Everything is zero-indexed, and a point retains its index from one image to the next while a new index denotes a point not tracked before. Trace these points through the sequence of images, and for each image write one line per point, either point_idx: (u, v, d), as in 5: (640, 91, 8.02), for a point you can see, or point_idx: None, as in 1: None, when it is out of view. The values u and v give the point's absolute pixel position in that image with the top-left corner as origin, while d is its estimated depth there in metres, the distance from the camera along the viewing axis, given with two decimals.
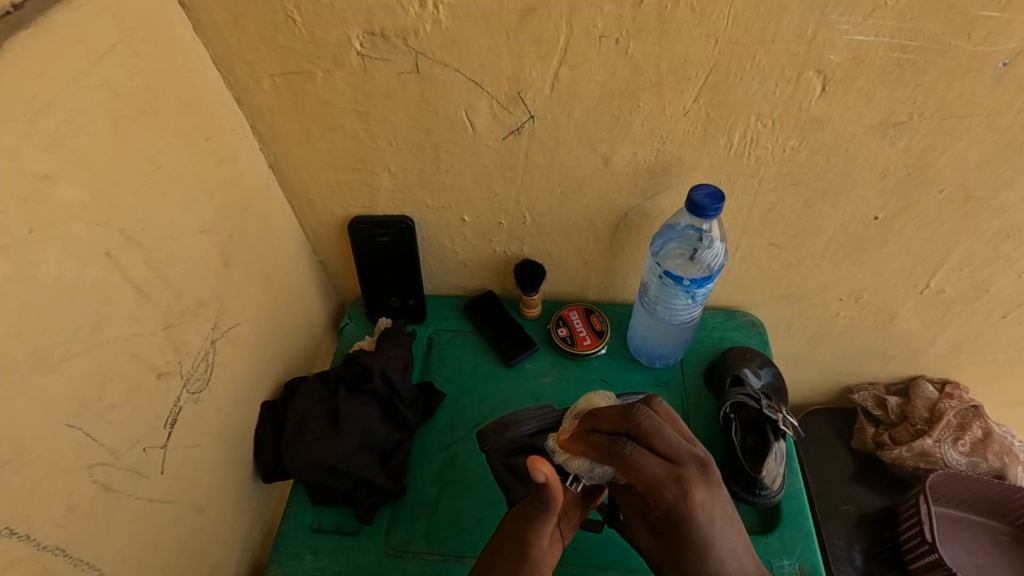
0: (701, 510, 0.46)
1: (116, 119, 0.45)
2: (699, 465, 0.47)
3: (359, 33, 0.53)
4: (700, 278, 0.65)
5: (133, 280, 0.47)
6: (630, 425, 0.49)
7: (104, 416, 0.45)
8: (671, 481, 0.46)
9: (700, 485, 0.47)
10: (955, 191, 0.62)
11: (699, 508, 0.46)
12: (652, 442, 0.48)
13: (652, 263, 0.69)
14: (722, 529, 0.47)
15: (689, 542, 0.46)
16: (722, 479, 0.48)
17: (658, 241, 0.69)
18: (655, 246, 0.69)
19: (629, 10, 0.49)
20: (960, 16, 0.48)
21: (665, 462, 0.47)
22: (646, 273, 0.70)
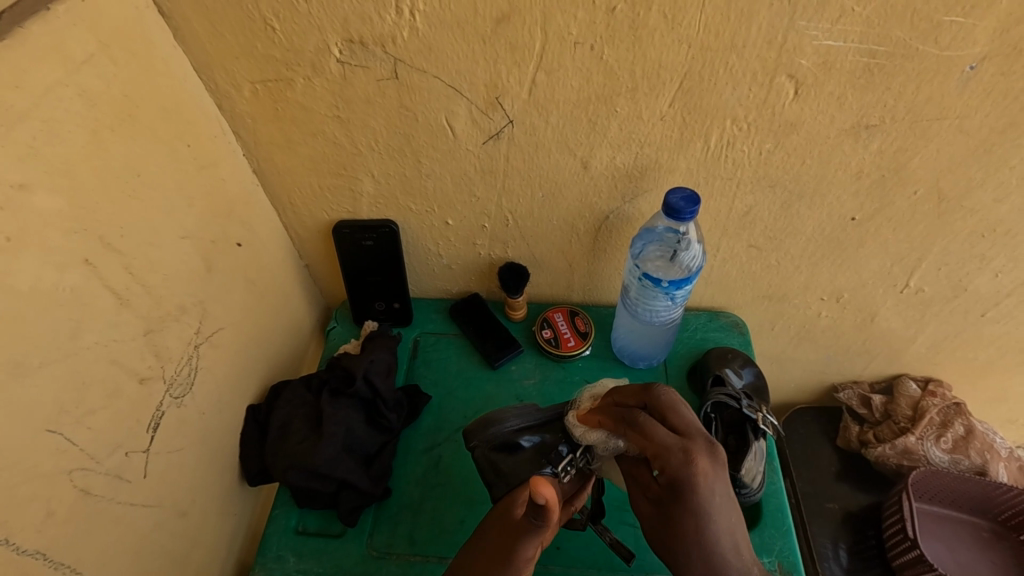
0: (703, 481, 0.48)
1: (94, 128, 0.45)
2: (707, 441, 0.49)
3: (337, 41, 0.53)
4: (679, 279, 0.66)
5: (112, 286, 0.48)
6: (650, 398, 0.52)
7: (83, 422, 0.45)
8: (682, 447, 0.48)
9: (705, 457, 0.48)
10: (929, 192, 0.63)
11: (701, 478, 0.48)
12: (669, 416, 0.51)
13: (632, 266, 0.70)
14: (722, 507, 0.49)
15: (688, 513, 0.48)
16: (727, 460, 0.49)
17: (638, 243, 0.70)
18: (636, 248, 0.70)
19: (602, 17, 0.50)
20: (925, 21, 0.48)
21: (678, 435, 0.49)
22: (628, 275, 0.71)
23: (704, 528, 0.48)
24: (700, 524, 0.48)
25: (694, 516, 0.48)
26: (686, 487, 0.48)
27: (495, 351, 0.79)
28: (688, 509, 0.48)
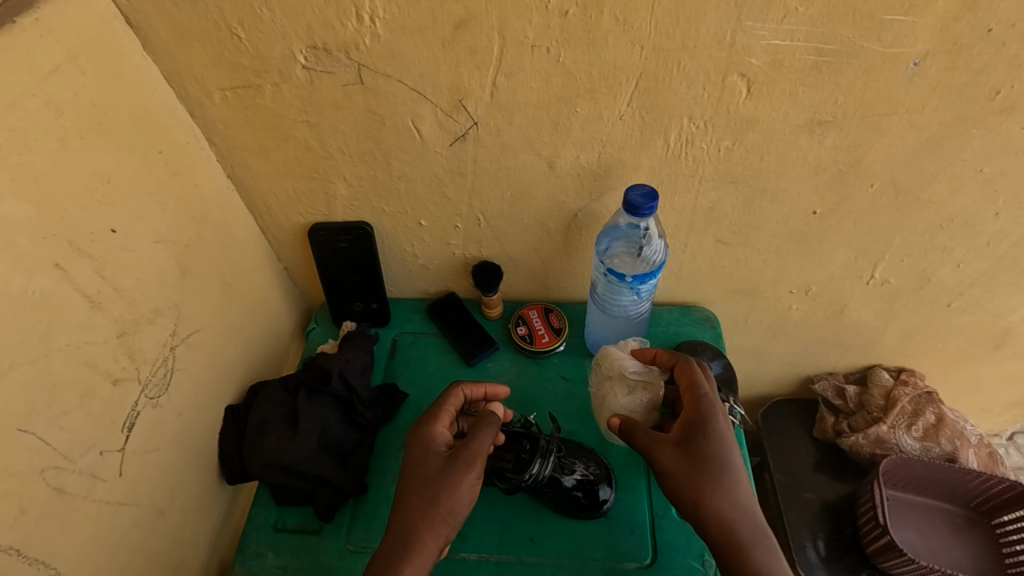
0: (722, 414, 0.62)
1: (63, 136, 0.47)
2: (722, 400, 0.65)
3: (301, 48, 0.55)
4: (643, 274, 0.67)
5: (84, 290, 0.49)
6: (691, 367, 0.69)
7: (57, 421, 0.47)
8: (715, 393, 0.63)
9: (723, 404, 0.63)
10: (886, 185, 0.65)
11: (723, 415, 0.62)
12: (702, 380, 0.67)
13: (598, 264, 0.72)
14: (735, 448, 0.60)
15: (710, 439, 0.59)
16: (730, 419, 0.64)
17: (604, 241, 0.71)
18: (603, 245, 0.72)
19: (556, 21, 0.51)
20: (868, 20, 0.50)
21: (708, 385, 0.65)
22: (595, 274, 0.73)
23: (719, 459, 0.58)
24: (713, 458, 0.58)
25: (714, 447, 0.59)
26: (710, 427, 0.60)
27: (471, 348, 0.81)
28: (706, 443, 0.59)
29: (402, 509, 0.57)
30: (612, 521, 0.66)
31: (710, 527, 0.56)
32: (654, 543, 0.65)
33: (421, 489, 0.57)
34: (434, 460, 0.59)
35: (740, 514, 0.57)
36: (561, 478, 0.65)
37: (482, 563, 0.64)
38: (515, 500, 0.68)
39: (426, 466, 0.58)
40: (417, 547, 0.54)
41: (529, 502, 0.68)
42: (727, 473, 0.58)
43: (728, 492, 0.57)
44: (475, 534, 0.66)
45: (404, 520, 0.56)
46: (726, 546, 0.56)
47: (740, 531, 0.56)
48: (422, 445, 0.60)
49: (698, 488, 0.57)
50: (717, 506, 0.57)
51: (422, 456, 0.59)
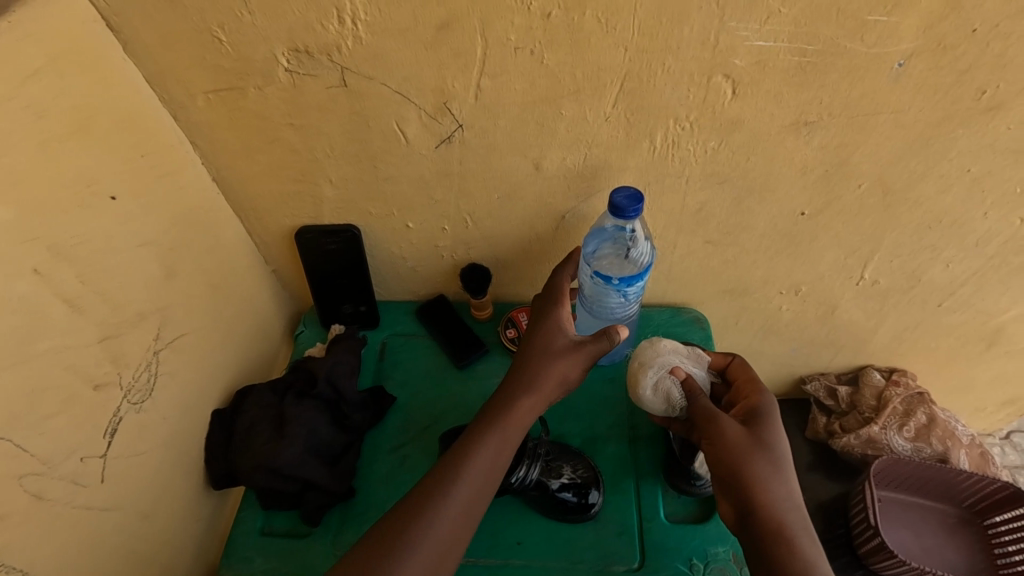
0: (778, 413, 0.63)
1: (42, 140, 0.47)
2: None
3: (284, 50, 0.55)
4: (629, 277, 0.66)
5: (64, 295, 0.49)
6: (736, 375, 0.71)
7: (37, 427, 0.47)
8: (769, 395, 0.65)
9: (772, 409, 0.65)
10: (873, 185, 0.65)
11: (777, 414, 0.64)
12: None
13: (584, 265, 0.71)
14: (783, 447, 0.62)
15: (772, 426, 0.60)
16: None
17: (590, 243, 0.71)
18: (589, 247, 0.71)
19: (539, 22, 0.51)
20: (851, 20, 0.50)
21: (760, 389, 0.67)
22: (580, 275, 0.72)
23: (779, 447, 0.59)
24: (773, 445, 0.59)
25: (776, 436, 0.60)
26: (772, 417, 0.62)
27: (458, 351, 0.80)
28: (767, 428, 0.60)
29: (521, 374, 0.65)
30: (600, 524, 0.66)
31: (759, 507, 0.56)
32: (642, 547, 0.65)
33: (548, 361, 0.65)
34: (562, 338, 0.66)
35: (788, 505, 0.56)
36: (547, 481, 0.66)
37: (470, 566, 0.64)
38: (503, 504, 0.68)
39: (552, 343, 0.66)
40: (525, 404, 0.62)
41: (516, 506, 0.68)
42: (785, 464, 0.58)
43: (781, 481, 0.57)
44: None
45: (520, 385, 0.64)
46: (769, 530, 0.54)
47: (787, 521, 0.55)
48: (550, 323, 0.67)
49: (756, 465, 0.57)
50: (773, 488, 0.56)
51: (546, 330, 0.67)
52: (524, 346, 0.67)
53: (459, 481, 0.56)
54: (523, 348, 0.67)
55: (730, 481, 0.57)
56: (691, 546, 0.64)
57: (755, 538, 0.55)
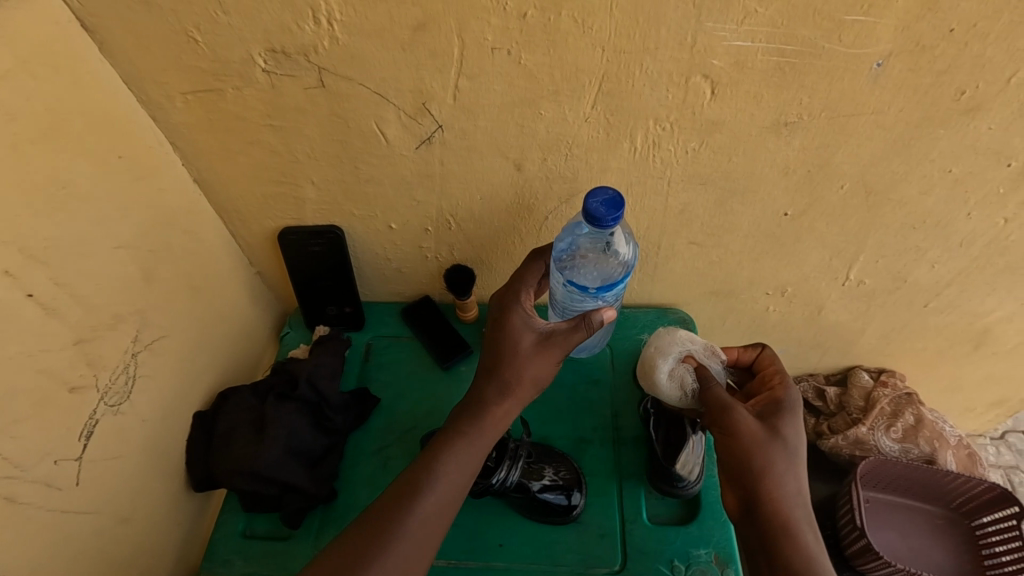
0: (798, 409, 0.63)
1: (13, 142, 0.46)
2: None
3: (261, 51, 0.54)
4: (606, 285, 0.67)
5: (36, 297, 0.48)
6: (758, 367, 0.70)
7: (8, 430, 0.46)
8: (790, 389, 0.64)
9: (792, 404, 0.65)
10: (856, 186, 0.64)
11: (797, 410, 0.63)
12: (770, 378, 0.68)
13: (557, 266, 0.69)
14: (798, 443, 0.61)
15: (792, 422, 0.60)
16: None
17: (563, 241, 0.68)
18: (563, 245, 0.68)
19: (515, 23, 0.51)
20: (828, 21, 0.49)
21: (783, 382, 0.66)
22: (553, 277, 0.70)
23: (795, 442, 0.58)
24: (788, 439, 0.58)
25: (792, 430, 0.59)
26: (793, 411, 0.61)
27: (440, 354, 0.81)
28: (785, 422, 0.59)
29: (489, 379, 0.63)
30: (582, 526, 0.66)
31: (766, 499, 0.56)
32: (624, 548, 0.65)
33: (516, 364, 0.62)
34: (527, 337, 0.64)
35: (796, 500, 0.56)
36: (528, 483, 0.65)
37: (451, 569, 0.64)
38: (484, 506, 0.67)
39: (518, 343, 0.63)
40: (496, 412, 0.62)
41: (498, 507, 0.67)
42: (797, 459, 0.58)
43: (793, 475, 0.57)
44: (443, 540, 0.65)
45: (490, 390, 0.62)
46: (773, 523, 0.55)
47: (793, 515, 0.55)
48: (513, 323, 0.64)
49: (769, 459, 0.57)
50: (781, 482, 0.56)
51: (509, 331, 0.64)
52: (489, 347, 0.65)
53: (423, 496, 0.56)
54: (489, 349, 0.65)
55: (740, 472, 0.57)
56: (673, 547, 0.64)
57: (759, 529, 0.55)
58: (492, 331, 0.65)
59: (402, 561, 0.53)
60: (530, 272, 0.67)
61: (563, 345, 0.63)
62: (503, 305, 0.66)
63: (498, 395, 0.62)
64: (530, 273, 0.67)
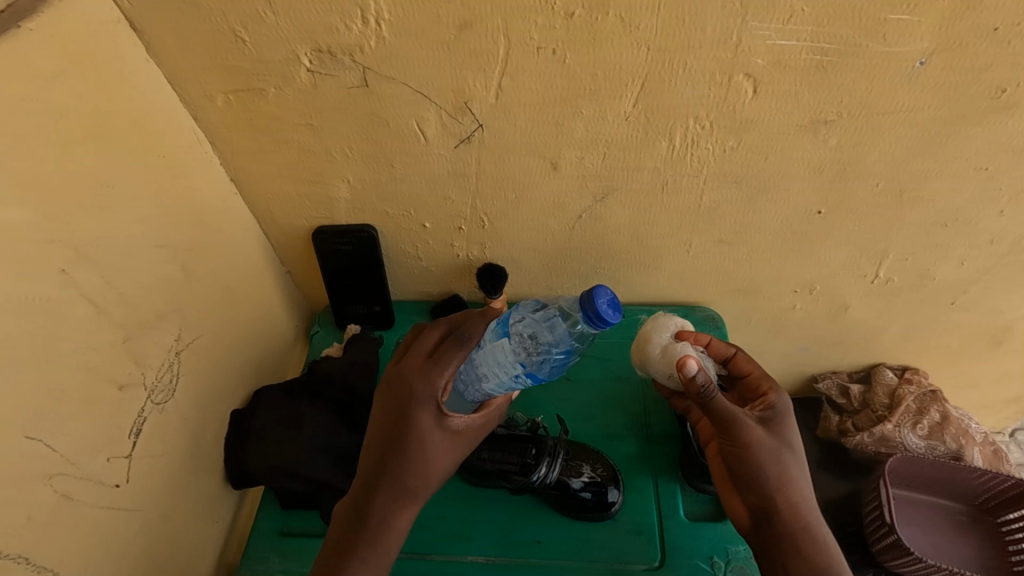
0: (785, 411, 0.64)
1: (67, 142, 0.47)
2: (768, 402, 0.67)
3: (306, 51, 0.55)
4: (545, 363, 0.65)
5: (88, 295, 0.49)
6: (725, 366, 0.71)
7: (62, 427, 0.47)
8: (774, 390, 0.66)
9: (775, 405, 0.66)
10: (888, 184, 0.65)
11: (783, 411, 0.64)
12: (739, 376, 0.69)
13: (477, 351, 0.63)
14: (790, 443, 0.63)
15: (787, 426, 0.61)
16: None
17: (493, 331, 0.64)
18: (492, 334, 0.64)
19: (560, 22, 0.51)
20: (872, 20, 0.50)
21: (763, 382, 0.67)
22: (476, 360, 0.63)
23: (794, 445, 0.60)
24: (791, 444, 0.60)
25: (791, 435, 0.60)
26: (788, 415, 0.62)
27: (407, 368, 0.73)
28: (786, 428, 0.60)
29: (391, 484, 0.56)
30: (619, 523, 0.66)
31: (783, 504, 0.57)
32: (662, 545, 0.65)
33: (421, 471, 0.56)
34: (436, 441, 0.57)
35: (807, 501, 0.58)
36: (567, 480, 0.65)
37: (489, 566, 0.64)
38: (521, 503, 0.68)
39: (427, 450, 0.56)
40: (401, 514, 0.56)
41: (534, 505, 0.68)
42: (802, 460, 0.59)
43: (800, 476, 0.58)
44: (482, 537, 0.66)
45: (388, 498, 0.56)
46: (790, 526, 0.56)
47: (805, 516, 0.57)
48: (423, 425, 0.56)
49: (783, 465, 0.57)
50: (791, 486, 0.57)
51: (420, 435, 0.56)
52: (393, 445, 0.56)
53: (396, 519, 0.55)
54: (388, 443, 0.56)
55: (754, 481, 0.57)
56: (711, 543, 0.65)
57: (775, 534, 0.56)
58: (399, 425, 0.56)
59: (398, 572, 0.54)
60: (450, 365, 0.55)
61: (460, 445, 0.58)
62: (412, 402, 0.56)
63: (393, 505, 0.56)
64: (448, 364, 0.55)
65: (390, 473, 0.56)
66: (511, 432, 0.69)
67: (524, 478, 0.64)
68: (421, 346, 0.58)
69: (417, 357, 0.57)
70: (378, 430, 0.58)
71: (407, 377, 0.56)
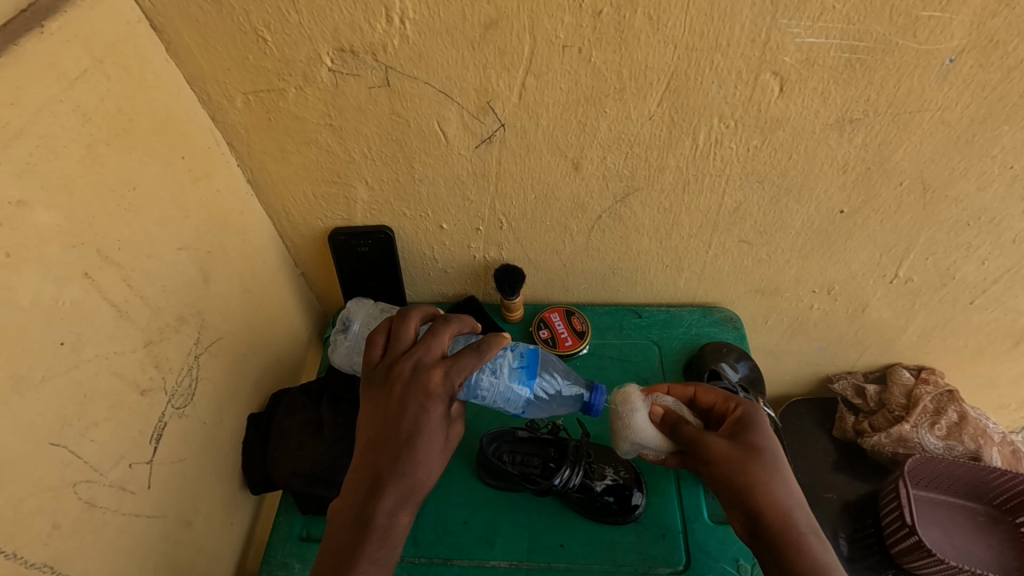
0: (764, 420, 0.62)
1: (90, 143, 0.46)
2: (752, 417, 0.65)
3: (328, 50, 0.54)
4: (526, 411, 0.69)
5: (111, 299, 0.48)
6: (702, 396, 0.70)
7: (86, 434, 0.46)
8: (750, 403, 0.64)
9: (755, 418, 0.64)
10: (914, 183, 0.64)
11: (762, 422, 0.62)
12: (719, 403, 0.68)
13: (495, 379, 0.65)
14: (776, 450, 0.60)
15: (759, 434, 0.58)
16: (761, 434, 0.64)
17: (518, 372, 0.66)
18: (516, 375, 0.65)
19: (588, 20, 0.51)
20: (903, 17, 0.49)
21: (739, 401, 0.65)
22: (487, 384, 0.65)
23: (771, 450, 0.57)
24: (766, 450, 0.57)
25: (765, 440, 0.58)
26: (760, 422, 0.60)
27: (353, 345, 0.74)
28: (756, 434, 0.58)
29: (398, 477, 0.54)
30: (642, 527, 0.66)
31: (765, 513, 0.54)
32: (686, 547, 0.65)
33: (425, 466, 0.55)
34: (441, 437, 0.56)
35: (793, 505, 0.54)
36: (590, 483, 0.65)
37: (513, 571, 0.63)
38: (543, 507, 0.67)
39: (422, 446, 0.55)
40: (401, 512, 0.54)
41: (557, 508, 0.67)
42: (781, 463, 0.57)
43: (781, 480, 0.55)
44: (505, 541, 0.65)
45: (393, 493, 0.54)
46: (779, 535, 0.53)
47: (793, 520, 0.54)
48: (431, 417, 0.55)
49: (753, 473, 0.55)
50: (771, 493, 0.54)
51: (430, 429, 0.55)
52: (402, 439, 0.55)
53: (397, 508, 0.54)
54: (383, 437, 0.55)
55: (731, 497, 0.56)
56: (736, 546, 0.64)
57: (767, 547, 0.53)
58: (412, 417, 0.55)
59: (386, 569, 0.53)
60: (469, 367, 0.56)
61: (456, 441, 0.59)
62: (430, 394, 0.55)
63: (399, 501, 0.54)
64: (467, 366, 0.56)
65: (397, 467, 0.54)
66: (534, 437, 0.70)
67: (538, 488, 0.64)
68: (436, 344, 0.58)
69: (432, 354, 0.57)
70: (382, 424, 0.56)
71: (422, 370, 0.56)
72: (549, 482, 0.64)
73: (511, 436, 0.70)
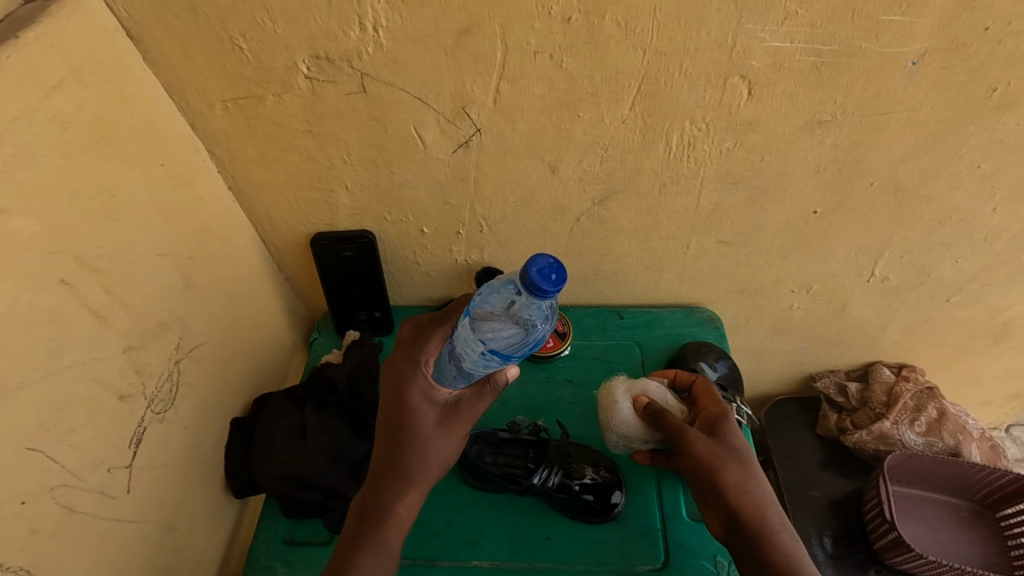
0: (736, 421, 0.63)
1: (68, 151, 0.46)
2: None
3: (304, 58, 0.55)
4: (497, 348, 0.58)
5: (90, 305, 0.48)
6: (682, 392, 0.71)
7: (64, 440, 0.46)
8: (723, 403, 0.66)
9: None
10: (886, 183, 0.65)
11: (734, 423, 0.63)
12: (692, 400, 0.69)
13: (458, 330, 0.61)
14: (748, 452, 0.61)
15: (734, 433, 0.60)
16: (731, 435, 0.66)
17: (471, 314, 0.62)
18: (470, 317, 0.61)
19: (559, 27, 0.51)
20: (867, 20, 0.50)
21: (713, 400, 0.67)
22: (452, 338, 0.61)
23: (746, 451, 0.59)
24: (742, 450, 0.59)
25: (741, 440, 0.60)
26: (734, 424, 0.61)
27: None
28: (733, 434, 0.60)
29: (389, 464, 0.56)
30: (625, 525, 0.66)
31: (742, 511, 0.55)
32: (666, 546, 0.65)
33: (422, 443, 0.56)
34: (432, 410, 0.57)
35: (769, 505, 0.56)
36: (570, 482, 0.66)
37: (495, 571, 0.64)
38: (526, 506, 0.68)
39: (413, 423, 0.57)
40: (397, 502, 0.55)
41: (540, 508, 0.68)
42: (754, 464, 0.58)
43: (757, 480, 0.57)
44: (488, 541, 0.66)
45: (388, 484, 0.56)
46: (755, 533, 0.54)
47: (769, 519, 0.55)
48: (412, 393, 0.57)
49: (731, 472, 0.57)
50: (748, 492, 0.56)
51: (414, 406, 0.57)
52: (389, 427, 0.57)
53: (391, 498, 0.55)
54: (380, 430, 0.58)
55: (710, 493, 0.57)
56: (717, 544, 0.65)
57: (744, 544, 0.54)
58: (392, 405, 0.58)
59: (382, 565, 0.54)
60: (434, 337, 0.59)
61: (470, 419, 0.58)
62: (403, 377, 0.58)
63: (395, 488, 0.56)
64: (430, 338, 0.59)
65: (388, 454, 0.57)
66: (516, 437, 0.71)
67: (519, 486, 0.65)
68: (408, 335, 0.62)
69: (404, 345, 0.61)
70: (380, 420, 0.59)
71: (396, 361, 0.60)
72: (530, 479, 0.66)
73: (494, 438, 0.71)
